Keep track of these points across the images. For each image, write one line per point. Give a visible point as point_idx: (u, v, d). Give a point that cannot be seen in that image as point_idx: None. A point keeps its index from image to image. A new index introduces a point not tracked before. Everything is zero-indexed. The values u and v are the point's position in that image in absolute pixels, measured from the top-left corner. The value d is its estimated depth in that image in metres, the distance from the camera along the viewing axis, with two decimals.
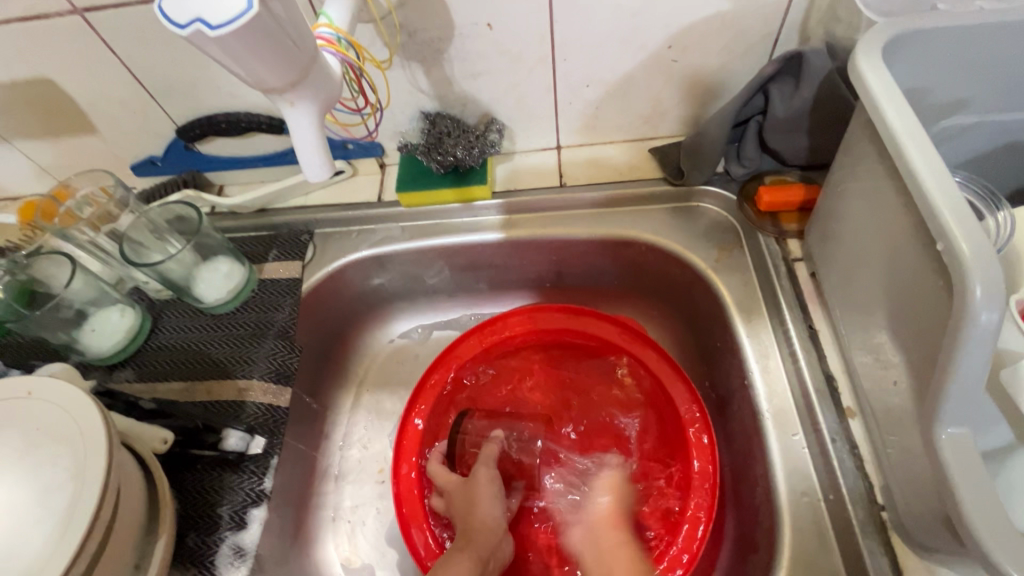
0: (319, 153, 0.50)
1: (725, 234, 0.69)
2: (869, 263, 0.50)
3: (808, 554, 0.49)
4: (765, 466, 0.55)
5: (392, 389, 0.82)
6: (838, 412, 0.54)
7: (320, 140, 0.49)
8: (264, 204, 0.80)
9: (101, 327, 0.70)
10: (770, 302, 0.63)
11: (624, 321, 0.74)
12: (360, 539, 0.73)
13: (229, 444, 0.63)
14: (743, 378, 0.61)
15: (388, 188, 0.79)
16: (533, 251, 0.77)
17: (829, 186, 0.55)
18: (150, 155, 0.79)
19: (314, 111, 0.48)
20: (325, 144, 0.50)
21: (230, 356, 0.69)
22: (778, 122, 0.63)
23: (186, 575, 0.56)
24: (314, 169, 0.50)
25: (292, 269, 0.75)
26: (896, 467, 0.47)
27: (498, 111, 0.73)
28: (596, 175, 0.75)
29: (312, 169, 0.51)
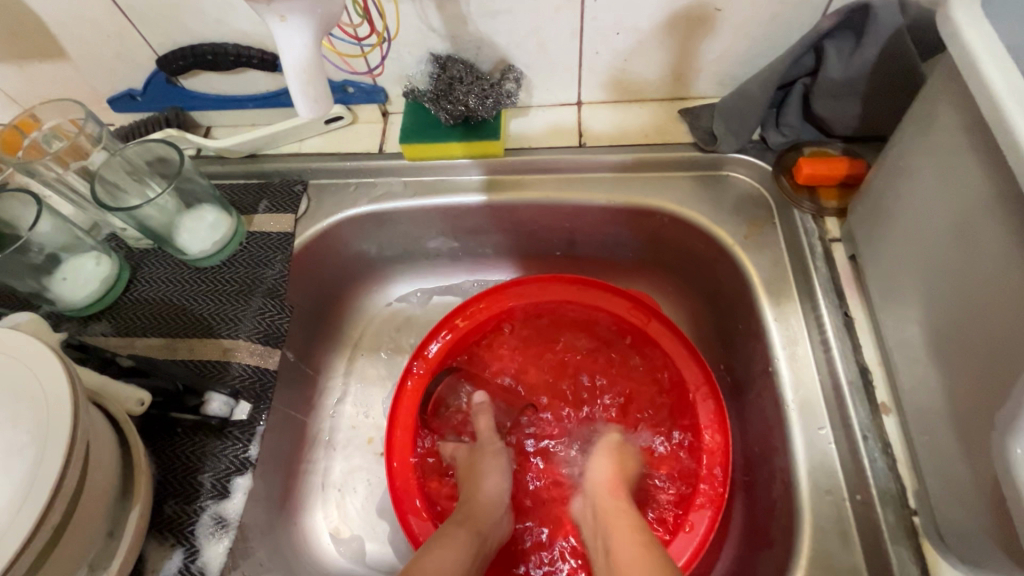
0: (314, 83, 0.45)
1: (757, 208, 0.64)
2: (928, 249, 0.45)
3: (830, 556, 0.46)
4: (786, 460, 0.52)
5: (388, 355, 0.78)
6: (871, 407, 0.50)
7: (314, 66, 0.44)
8: (254, 149, 0.73)
9: (74, 276, 0.64)
10: (802, 284, 0.58)
11: (634, 295, 0.68)
12: (350, 509, 0.70)
13: (212, 409, 0.58)
14: (767, 365, 0.56)
15: (390, 138, 0.72)
16: (544, 217, 0.71)
17: (886, 160, 0.50)
18: (129, 88, 0.72)
19: (308, 32, 0.42)
20: (320, 73, 0.45)
21: (215, 313, 0.64)
22: (830, 85, 0.57)
23: (164, 543, 0.53)
24: (309, 108, 0.46)
25: (285, 222, 0.69)
26: (939, 472, 0.43)
27: (516, 58, 0.65)
28: (619, 136, 0.69)
29: (306, 106, 0.47)
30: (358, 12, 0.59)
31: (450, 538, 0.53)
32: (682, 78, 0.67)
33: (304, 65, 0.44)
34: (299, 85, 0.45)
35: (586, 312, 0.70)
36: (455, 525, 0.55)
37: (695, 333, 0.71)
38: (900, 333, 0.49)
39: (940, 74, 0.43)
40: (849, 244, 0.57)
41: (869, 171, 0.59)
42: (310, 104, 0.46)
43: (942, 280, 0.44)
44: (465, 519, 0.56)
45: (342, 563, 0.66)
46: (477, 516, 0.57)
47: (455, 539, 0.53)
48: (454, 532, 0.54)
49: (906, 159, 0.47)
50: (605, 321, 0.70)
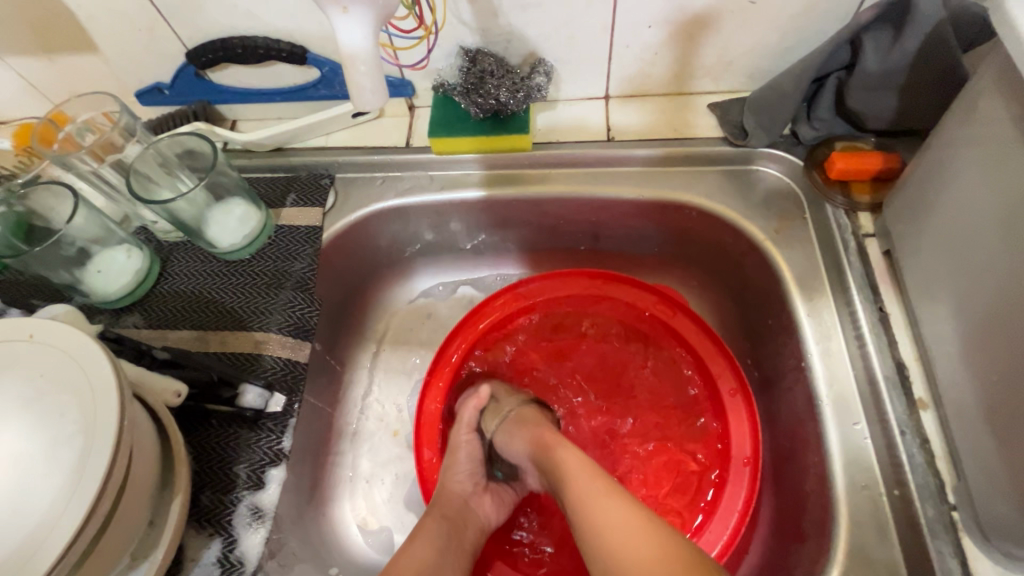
0: (371, 78, 0.46)
1: (787, 202, 0.63)
2: (970, 244, 0.45)
3: (867, 549, 0.47)
4: (820, 455, 0.52)
5: (412, 349, 0.78)
6: (908, 402, 0.50)
7: (372, 61, 0.46)
8: (281, 143, 0.73)
9: (107, 268, 0.64)
10: (835, 279, 0.58)
11: (662, 290, 0.68)
12: (377, 501, 0.70)
13: (247, 401, 0.59)
14: (799, 359, 0.56)
15: (417, 132, 0.72)
16: (571, 211, 0.71)
17: (925, 155, 0.50)
18: (157, 82, 0.72)
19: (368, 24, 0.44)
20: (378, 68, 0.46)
21: (245, 306, 0.65)
22: (866, 79, 0.56)
23: (202, 533, 0.54)
24: (365, 100, 0.47)
25: (313, 216, 0.69)
26: (980, 467, 0.43)
27: (545, 51, 0.65)
28: (647, 130, 0.68)
29: (362, 100, 0.47)
30: (409, 7, 0.59)
31: (426, 527, 0.54)
32: (712, 72, 0.67)
33: (363, 54, 0.45)
34: (357, 75, 0.46)
35: (612, 308, 0.71)
36: (430, 512, 0.56)
37: (721, 328, 0.71)
38: (938, 328, 0.49)
39: (987, 66, 0.43)
40: (884, 239, 0.57)
41: (903, 166, 0.58)
42: (367, 96, 0.47)
43: (985, 275, 0.43)
44: (438, 505, 0.57)
45: (370, 554, 0.67)
46: (450, 503, 0.57)
47: (429, 527, 0.54)
48: (430, 521, 0.55)
49: (948, 153, 0.47)
50: (632, 317, 0.70)
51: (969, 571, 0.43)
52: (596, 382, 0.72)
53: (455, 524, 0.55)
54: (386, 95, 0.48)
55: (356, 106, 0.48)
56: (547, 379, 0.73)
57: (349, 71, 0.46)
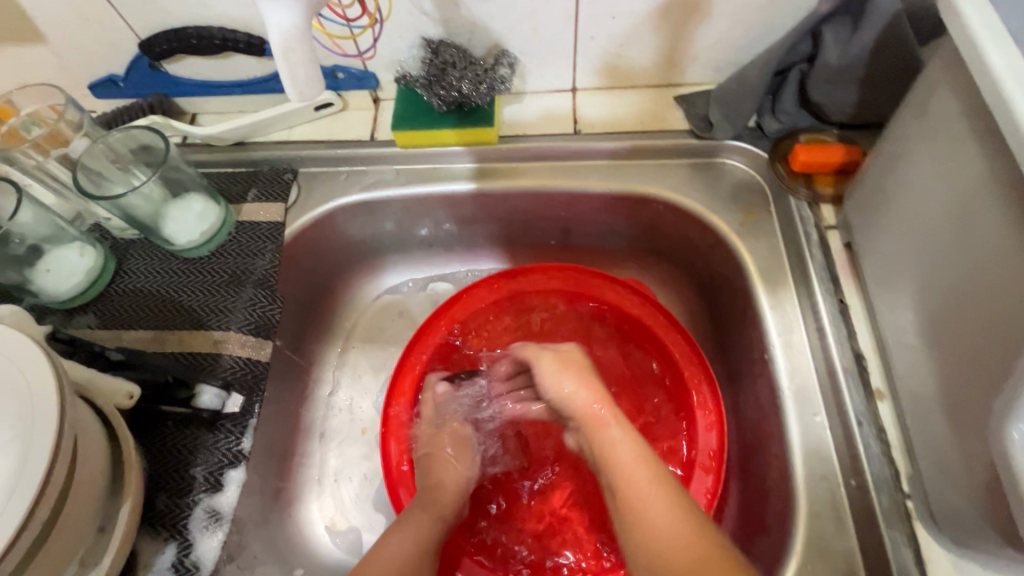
0: (303, 69, 0.45)
1: (752, 195, 0.63)
2: (924, 235, 0.45)
3: (824, 540, 0.47)
4: (781, 447, 0.52)
5: (381, 346, 0.77)
6: (866, 393, 0.50)
7: (304, 51, 0.44)
8: (241, 137, 0.72)
9: (58, 267, 0.62)
10: (798, 272, 0.58)
11: (632, 283, 0.68)
12: (345, 501, 0.69)
13: (204, 401, 0.58)
14: (762, 352, 0.57)
15: (381, 125, 0.71)
16: (538, 205, 0.70)
17: (883, 146, 0.50)
18: (111, 74, 0.69)
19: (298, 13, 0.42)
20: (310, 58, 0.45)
21: (204, 305, 0.63)
22: (827, 70, 0.56)
23: (157, 538, 0.52)
24: (301, 91, 0.46)
25: (274, 211, 0.68)
26: (933, 457, 0.44)
27: (510, 42, 0.64)
28: (615, 123, 0.68)
29: (297, 88, 0.46)
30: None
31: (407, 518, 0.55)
32: (678, 64, 0.66)
33: (295, 45, 0.43)
34: (291, 66, 0.44)
35: (583, 302, 0.70)
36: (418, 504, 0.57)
37: (690, 322, 0.71)
38: (895, 319, 0.49)
39: (940, 57, 0.43)
40: (845, 231, 0.57)
41: (864, 158, 0.59)
42: (302, 86, 0.46)
43: (938, 266, 0.44)
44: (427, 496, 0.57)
45: (338, 555, 0.66)
46: (440, 501, 0.57)
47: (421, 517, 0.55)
48: (417, 512, 0.55)
49: (904, 144, 0.47)
50: (603, 311, 0.70)
51: (922, 559, 0.43)
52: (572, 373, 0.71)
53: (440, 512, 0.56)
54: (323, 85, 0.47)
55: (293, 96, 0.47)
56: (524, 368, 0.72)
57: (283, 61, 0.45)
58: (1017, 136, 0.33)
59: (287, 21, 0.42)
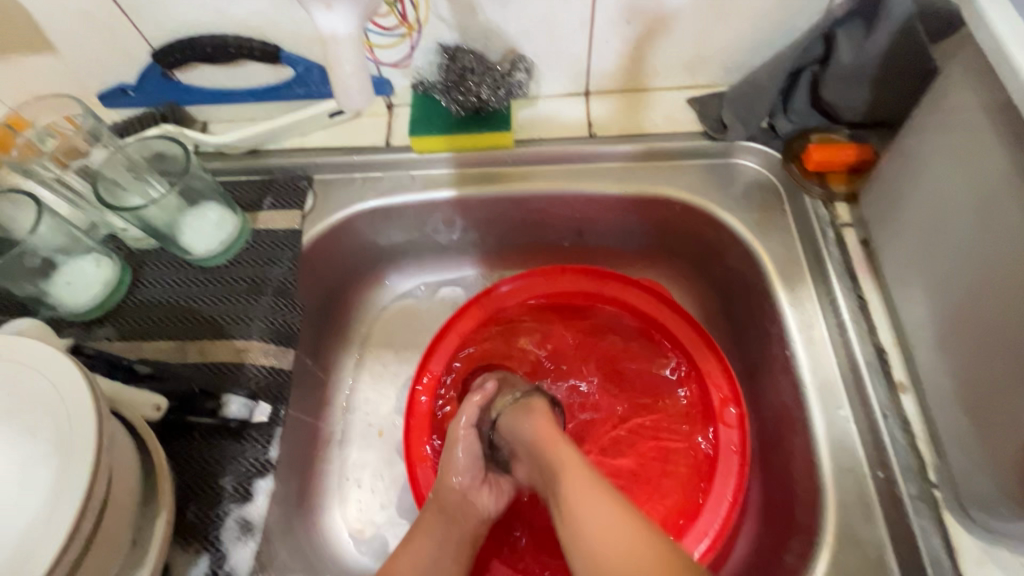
0: (358, 77, 0.46)
1: (767, 194, 0.65)
2: (943, 232, 0.47)
3: (855, 530, 0.48)
4: (806, 441, 0.53)
5: (398, 351, 0.77)
6: (889, 386, 0.51)
7: (358, 59, 0.46)
8: (255, 145, 0.71)
9: (76, 279, 0.62)
10: (815, 269, 0.59)
11: (653, 285, 0.69)
12: (368, 507, 0.69)
13: (231, 411, 0.57)
14: (783, 348, 0.58)
15: (396, 131, 0.71)
16: (555, 208, 0.70)
17: (900, 145, 0.51)
18: (121, 83, 0.69)
19: (352, 21, 0.43)
20: (365, 65, 0.46)
21: (224, 314, 0.63)
22: (841, 71, 0.57)
23: (188, 551, 0.52)
24: (351, 98, 0.47)
25: (292, 219, 0.68)
26: (961, 445, 0.45)
27: (525, 48, 0.65)
28: (628, 126, 0.69)
29: (349, 97, 0.48)
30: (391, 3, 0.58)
31: (424, 530, 0.55)
32: (690, 67, 0.67)
33: (348, 54, 0.45)
34: (345, 77, 0.46)
35: (603, 303, 0.71)
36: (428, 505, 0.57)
37: (706, 321, 0.72)
38: (915, 314, 0.50)
39: (958, 59, 0.44)
40: (861, 228, 0.58)
41: (877, 157, 0.60)
42: (354, 96, 0.47)
43: (959, 262, 0.45)
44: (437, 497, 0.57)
45: (364, 562, 0.66)
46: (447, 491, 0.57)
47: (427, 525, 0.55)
48: (430, 518, 0.56)
49: (920, 145, 0.48)
50: (622, 313, 0.70)
51: (952, 546, 0.44)
52: (594, 375, 0.72)
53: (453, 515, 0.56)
54: (374, 96, 0.49)
55: (343, 105, 0.49)
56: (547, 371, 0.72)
57: (335, 72, 0.46)
58: None
59: (340, 31, 0.43)
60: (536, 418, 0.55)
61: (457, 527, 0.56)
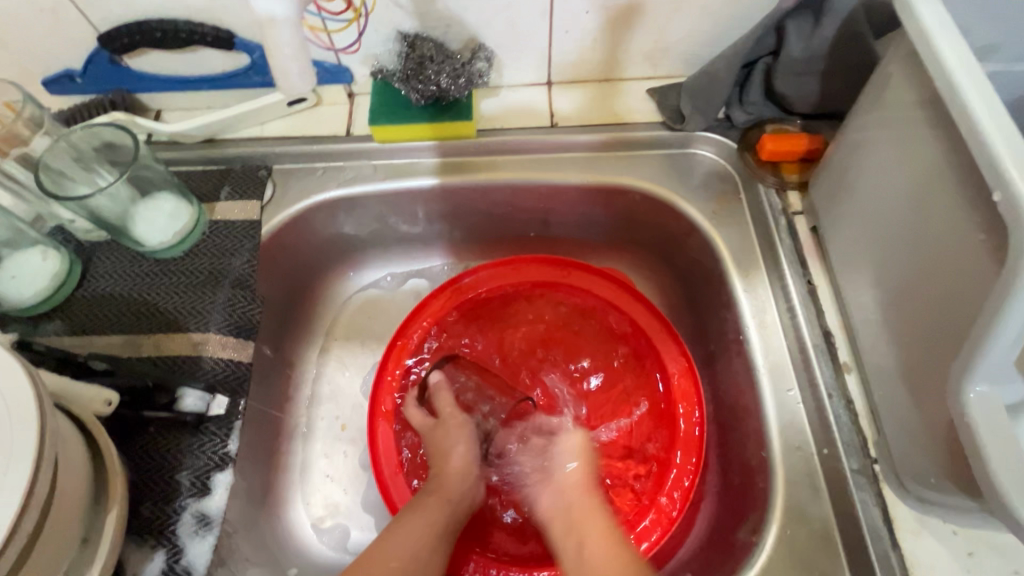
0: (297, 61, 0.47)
1: (724, 183, 0.66)
2: (882, 218, 0.48)
3: (801, 504, 0.50)
4: (758, 422, 0.55)
5: (363, 342, 0.77)
6: (834, 367, 0.53)
7: (300, 43, 0.46)
8: (211, 134, 0.70)
9: (22, 272, 0.60)
10: (768, 256, 0.61)
11: (611, 273, 0.70)
12: (332, 500, 0.68)
13: (187, 405, 0.57)
14: (737, 333, 0.59)
15: (357, 120, 0.70)
16: (518, 198, 0.71)
17: (846, 136, 0.53)
18: (66, 68, 0.66)
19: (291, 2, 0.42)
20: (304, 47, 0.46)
21: (180, 307, 0.61)
22: (791, 63, 0.59)
23: (144, 546, 0.51)
24: (293, 83, 0.48)
25: (250, 210, 0.66)
26: (896, 421, 0.47)
27: (486, 36, 0.65)
28: (590, 116, 0.69)
29: (291, 83, 0.49)
30: None
31: (426, 512, 0.56)
32: (650, 58, 0.68)
33: (285, 38, 0.44)
34: (284, 61, 0.46)
35: (565, 293, 0.71)
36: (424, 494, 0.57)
37: (667, 307, 0.73)
38: (859, 298, 0.52)
39: (894, 50, 0.46)
40: (811, 216, 0.60)
41: (826, 147, 0.62)
42: (295, 79, 0.49)
43: (896, 245, 0.47)
44: (443, 484, 0.58)
45: (329, 554, 0.65)
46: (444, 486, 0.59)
47: (432, 508, 0.56)
48: (429, 499, 0.57)
49: (863, 135, 0.50)
50: (583, 302, 0.71)
51: (889, 516, 0.47)
52: (567, 373, 0.72)
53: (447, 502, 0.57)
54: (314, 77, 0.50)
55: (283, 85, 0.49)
56: (520, 367, 0.73)
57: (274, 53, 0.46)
58: (966, 120, 0.36)
59: (278, 16, 0.43)
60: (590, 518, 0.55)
61: (455, 509, 0.57)
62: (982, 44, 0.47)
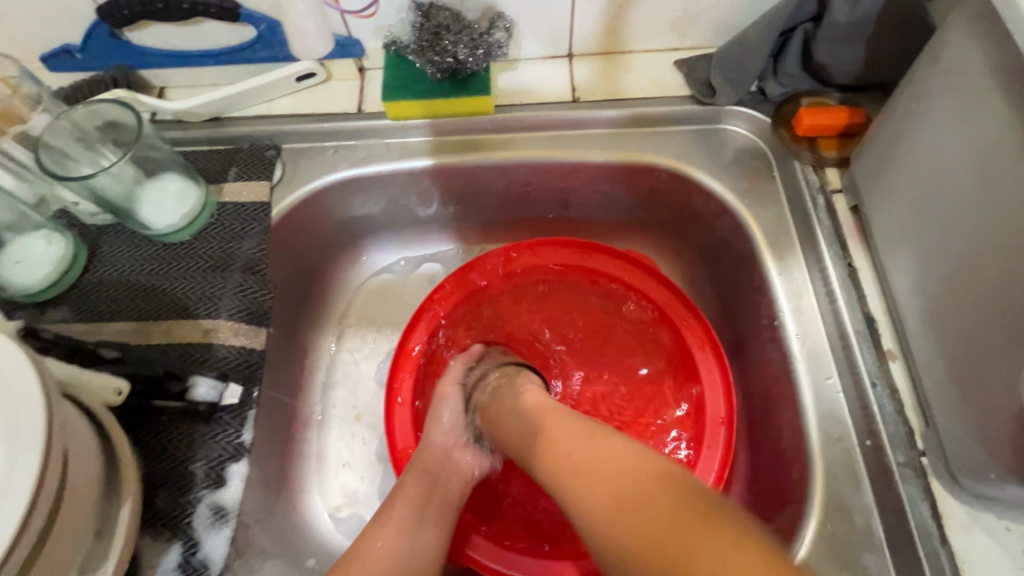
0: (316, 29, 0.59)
1: (756, 161, 0.63)
2: (937, 195, 0.45)
3: (842, 498, 0.47)
4: (794, 411, 0.52)
5: (377, 328, 0.75)
6: (878, 355, 0.50)
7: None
8: (217, 112, 0.67)
9: (26, 258, 0.58)
10: (805, 237, 0.57)
11: (634, 255, 0.67)
12: (349, 489, 0.67)
13: (199, 394, 0.54)
14: (771, 318, 0.57)
15: (369, 97, 0.67)
16: (537, 177, 0.68)
17: (895, 108, 0.49)
18: (65, 43, 0.63)
19: None
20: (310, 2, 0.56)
21: (189, 292, 0.59)
22: (834, 30, 0.55)
23: (159, 539, 0.50)
24: (308, 44, 0.60)
25: (259, 191, 0.64)
26: (948, 412, 0.44)
27: (505, 4, 0.61)
28: (615, 90, 0.66)
29: (306, 41, 0.60)
30: None
31: (408, 496, 0.52)
32: (678, 27, 0.64)
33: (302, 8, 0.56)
34: (301, 21, 0.57)
35: (584, 276, 0.69)
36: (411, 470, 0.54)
37: (693, 292, 0.70)
38: (907, 281, 0.49)
39: (959, 9, 0.42)
40: (851, 194, 0.57)
41: (867, 120, 0.58)
42: (309, 41, 0.60)
43: (954, 224, 0.43)
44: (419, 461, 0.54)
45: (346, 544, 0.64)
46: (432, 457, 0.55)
47: (409, 490, 0.52)
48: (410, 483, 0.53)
49: (919, 104, 0.46)
50: (602, 285, 0.69)
51: (938, 512, 0.44)
52: (585, 356, 0.69)
53: (434, 479, 0.53)
54: (326, 40, 0.61)
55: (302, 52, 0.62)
56: (536, 351, 0.70)
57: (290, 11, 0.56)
58: None
59: None
60: (546, 417, 0.46)
61: (440, 486, 0.53)
62: None
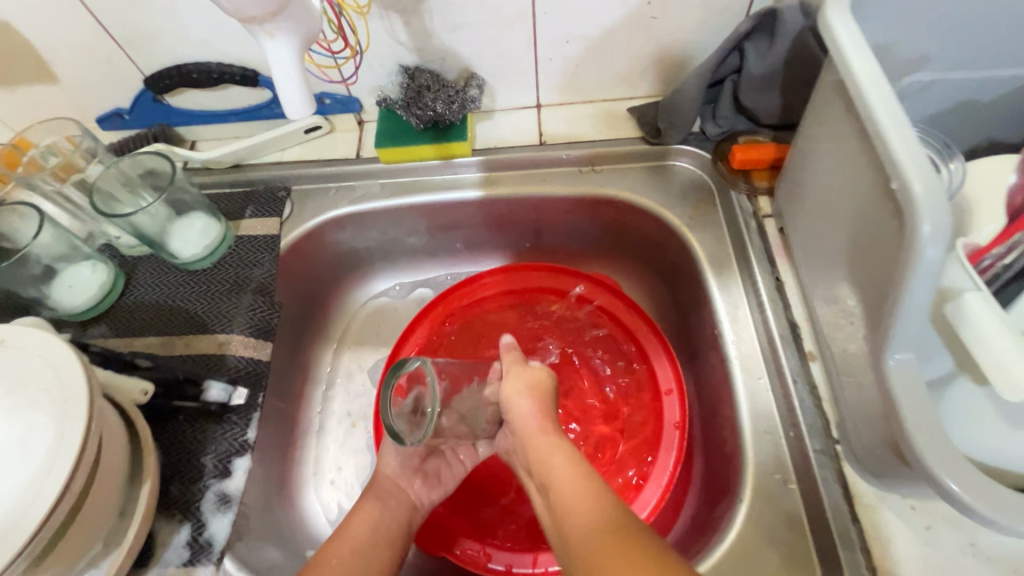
0: (300, 90, 0.53)
1: (701, 192, 0.71)
2: (830, 215, 0.52)
3: (767, 483, 0.53)
4: (731, 409, 0.59)
5: (372, 346, 0.83)
6: (801, 356, 0.57)
7: (299, 74, 0.52)
8: (238, 160, 0.78)
9: (76, 283, 0.68)
10: (740, 257, 0.65)
11: (601, 278, 0.75)
12: (339, 489, 0.73)
13: (211, 396, 0.63)
14: (713, 328, 0.64)
15: (366, 145, 0.79)
16: (511, 209, 0.77)
17: (800, 143, 0.57)
18: (116, 107, 0.76)
19: (295, 46, 0.51)
20: (304, 79, 0.53)
21: (208, 312, 0.69)
22: (753, 79, 0.65)
23: (172, 520, 0.58)
24: (293, 110, 0.53)
25: (270, 225, 0.74)
26: (850, 401, 0.50)
27: (477, 66, 0.72)
28: (576, 134, 0.76)
29: (291, 109, 0.54)
30: (334, 28, 0.65)
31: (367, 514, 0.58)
32: (628, 80, 0.74)
33: (287, 71, 0.51)
34: (286, 88, 0.52)
35: (557, 296, 0.77)
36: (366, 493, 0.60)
37: (654, 309, 0.78)
38: (819, 291, 0.56)
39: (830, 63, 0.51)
40: (778, 218, 0.65)
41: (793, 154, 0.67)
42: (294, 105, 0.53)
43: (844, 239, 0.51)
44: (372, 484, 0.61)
45: None
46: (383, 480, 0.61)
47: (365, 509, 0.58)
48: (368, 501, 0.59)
49: (813, 140, 0.54)
50: (573, 304, 0.76)
51: (850, 493, 0.49)
52: (566, 369, 0.75)
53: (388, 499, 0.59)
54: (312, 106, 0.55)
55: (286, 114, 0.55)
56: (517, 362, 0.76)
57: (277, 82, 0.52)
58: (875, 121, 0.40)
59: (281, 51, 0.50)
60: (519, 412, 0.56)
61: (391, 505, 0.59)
62: (919, 55, 0.52)
